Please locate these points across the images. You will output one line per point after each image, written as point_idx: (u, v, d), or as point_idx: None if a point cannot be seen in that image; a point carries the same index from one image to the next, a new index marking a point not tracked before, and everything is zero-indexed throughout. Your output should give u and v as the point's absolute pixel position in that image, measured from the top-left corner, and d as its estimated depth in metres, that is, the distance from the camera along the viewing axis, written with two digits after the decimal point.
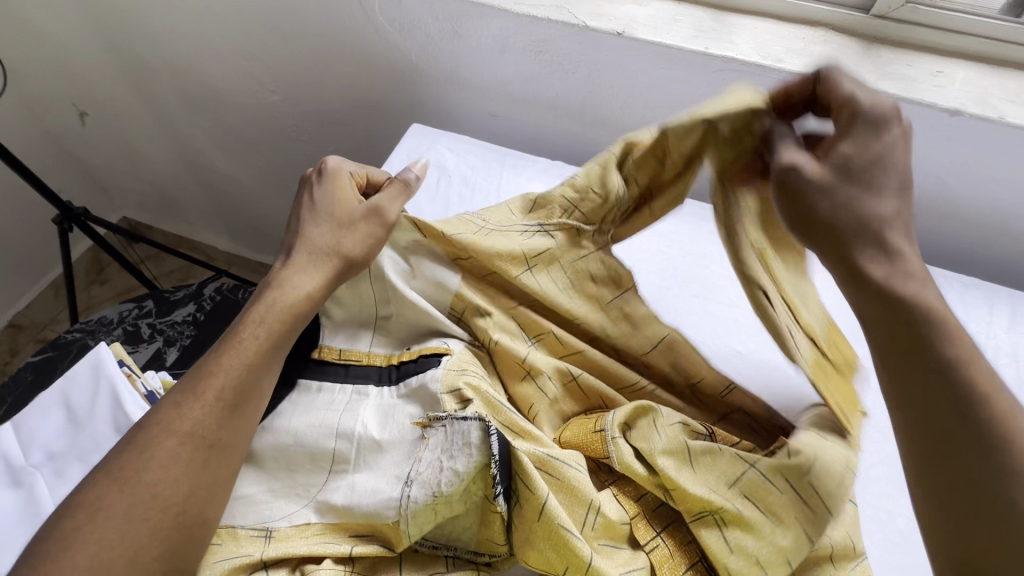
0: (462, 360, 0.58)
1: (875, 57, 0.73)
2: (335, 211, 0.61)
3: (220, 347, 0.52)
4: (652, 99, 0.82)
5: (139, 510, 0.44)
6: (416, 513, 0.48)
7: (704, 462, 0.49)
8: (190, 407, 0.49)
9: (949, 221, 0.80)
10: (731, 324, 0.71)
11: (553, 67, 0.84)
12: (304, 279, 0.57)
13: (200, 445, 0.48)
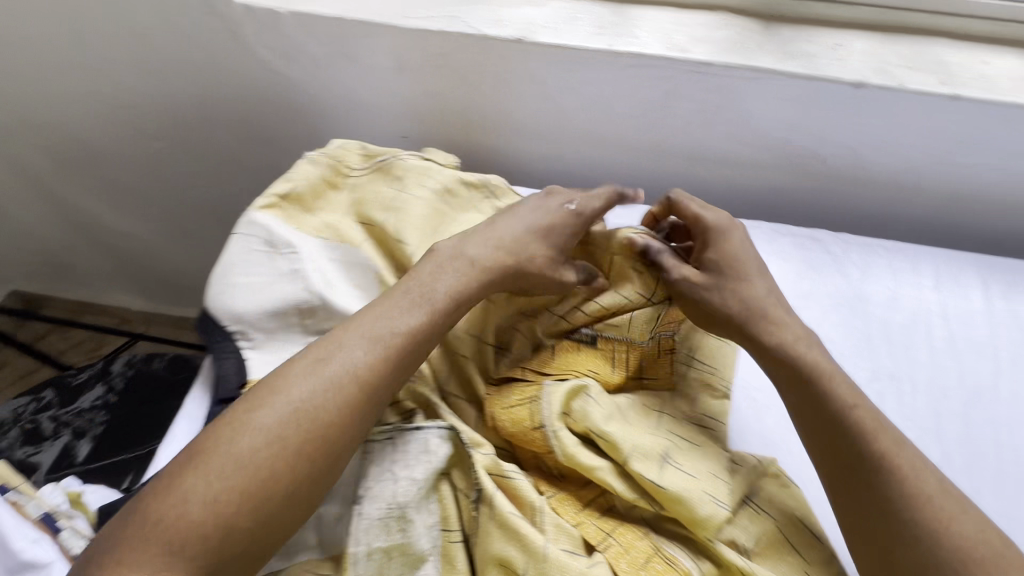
0: None
1: (776, 36, 0.73)
2: (551, 218, 0.62)
3: (414, 290, 0.53)
4: (565, 102, 0.78)
5: (314, 392, 0.46)
6: (369, 534, 0.48)
7: (635, 422, 0.54)
8: (365, 353, 0.49)
9: (868, 186, 0.81)
10: None
11: (456, 80, 0.78)
12: (485, 258, 0.57)
13: (387, 357, 0.49)
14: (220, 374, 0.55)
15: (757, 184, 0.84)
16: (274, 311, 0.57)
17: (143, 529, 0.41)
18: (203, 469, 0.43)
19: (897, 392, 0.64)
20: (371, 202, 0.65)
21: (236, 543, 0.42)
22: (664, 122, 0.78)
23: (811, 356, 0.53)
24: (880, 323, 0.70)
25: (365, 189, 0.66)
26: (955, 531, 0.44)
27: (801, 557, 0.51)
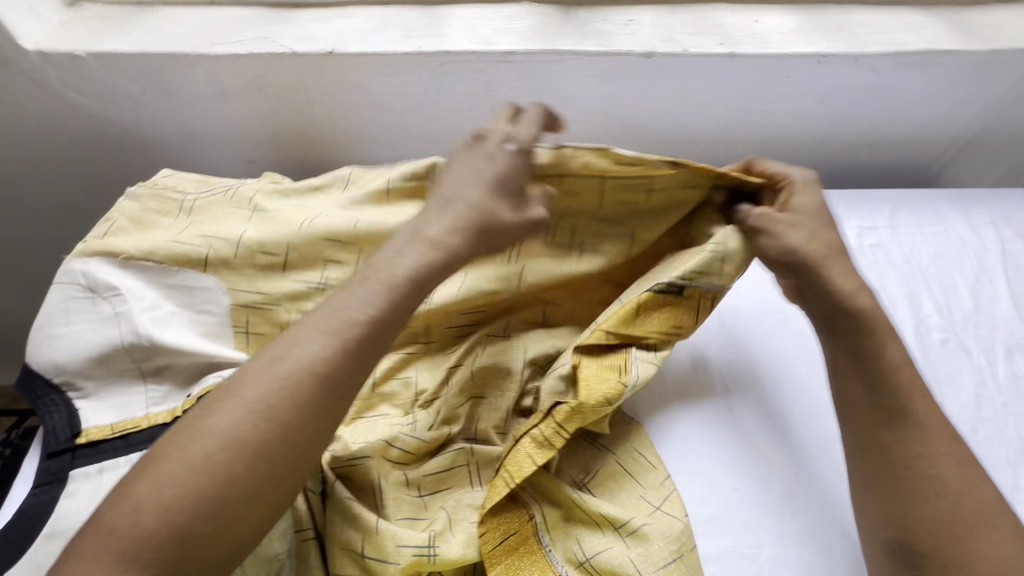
0: None
1: (574, 20, 0.78)
2: (494, 165, 0.56)
3: (368, 274, 0.50)
4: (395, 105, 0.81)
5: (271, 396, 0.44)
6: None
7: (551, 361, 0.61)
8: (325, 346, 0.46)
9: (688, 143, 0.90)
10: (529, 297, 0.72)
11: (284, 99, 0.80)
12: (442, 233, 0.53)
13: (344, 350, 0.46)
14: (50, 427, 0.56)
15: None
16: (98, 356, 0.58)
17: (91, 541, 0.40)
18: (157, 473, 0.41)
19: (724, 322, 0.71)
20: (215, 221, 0.66)
21: (192, 551, 0.40)
22: (493, 111, 0.83)
23: (874, 309, 0.55)
24: None
25: (206, 211, 0.67)
26: (954, 489, 0.48)
27: (638, 482, 0.57)
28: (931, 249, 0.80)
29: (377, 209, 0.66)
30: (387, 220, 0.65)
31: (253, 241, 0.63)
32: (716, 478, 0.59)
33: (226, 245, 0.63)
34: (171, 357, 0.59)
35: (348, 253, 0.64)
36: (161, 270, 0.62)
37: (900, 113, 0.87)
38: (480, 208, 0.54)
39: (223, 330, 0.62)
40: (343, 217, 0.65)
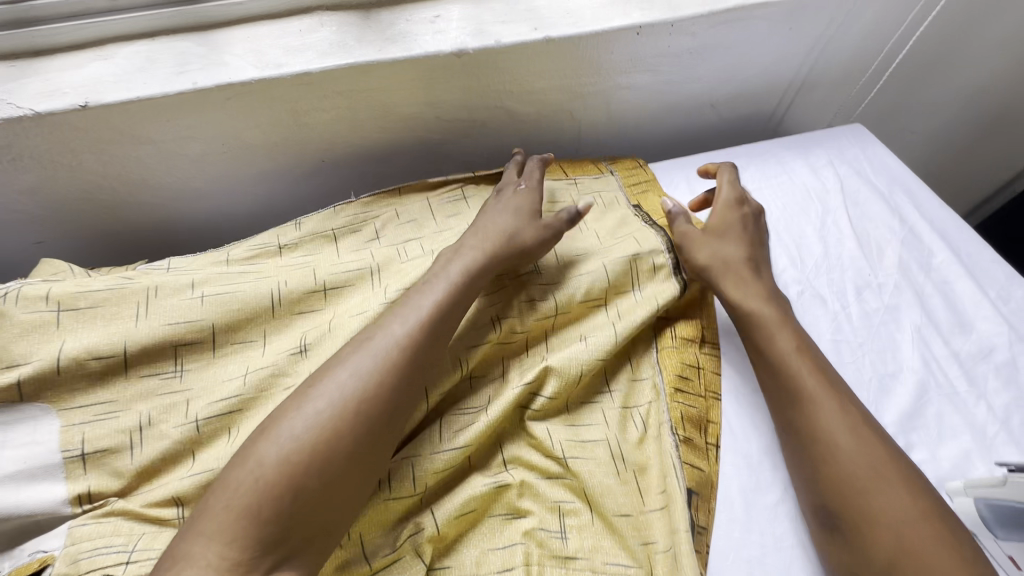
0: (73, 563, 0.47)
1: (375, 24, 0.71)
2: (506, 192, 0.70)
3: (434, 269, 0.60)
4: (191, 150, 0.71)
5: (369, 370, 0.49)
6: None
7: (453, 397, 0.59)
8: (404, 325, 0.52)
9: (534, 131, 0.86)
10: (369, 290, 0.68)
11: (50, 166, 0.67)
12: (478, 241, 0.62)
13: (422, 326, 0.52)
14: None
15: (440, 160, 0.85)
16: None
17: (212, 506, 0.42)
18: (266, 436, 0.45)
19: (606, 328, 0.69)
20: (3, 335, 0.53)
21: (304, 509, 0.42)
22: (311, 137, 0.75)
23: (755, 307, 0.62)
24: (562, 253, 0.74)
25: None
26: (847, 456, 0.52)
27: (532, 519, 0.54)
28: (778, 201, 0.81)
29: (215, 277, 0.64)
30: (233, 283, 0.64)
31: (79, 351, 0.54)
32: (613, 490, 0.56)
33: (37, 366, 0.52)
34: None
35: (169, 325, 0.58)
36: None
37: (732, 68, 0.87)
38: (495, 217, 0.66)
39: (50, 465, 0.51)
40: (178, 297, 0.60)
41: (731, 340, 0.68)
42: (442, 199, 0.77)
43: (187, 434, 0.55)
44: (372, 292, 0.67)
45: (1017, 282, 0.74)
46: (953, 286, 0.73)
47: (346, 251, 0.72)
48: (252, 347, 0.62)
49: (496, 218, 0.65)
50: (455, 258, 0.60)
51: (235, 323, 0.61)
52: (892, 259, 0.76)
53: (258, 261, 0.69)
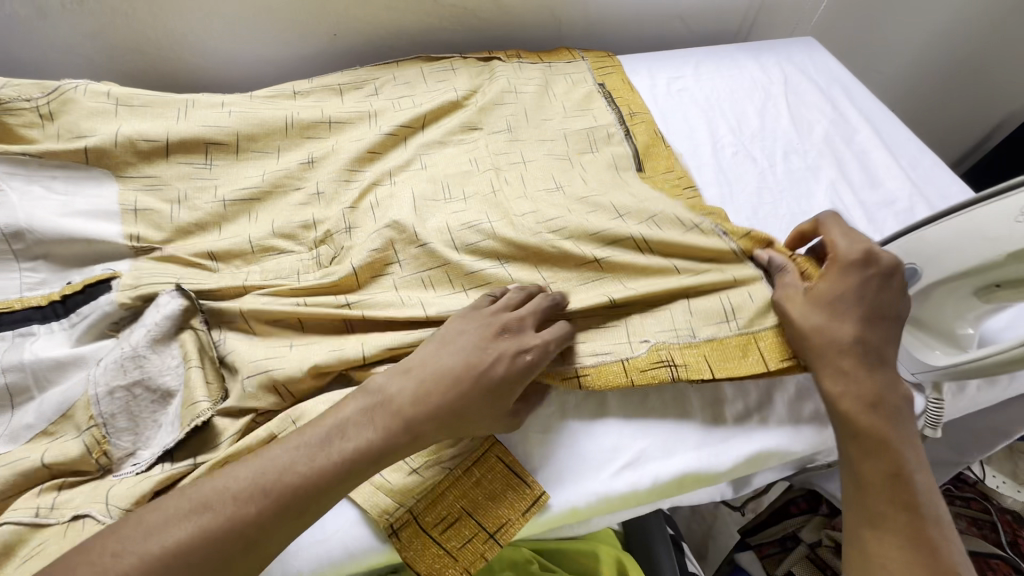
0: (135, 277, 0.61)
1: None
2: (485, 341, 0.53)
3: (332, 425, 0.47)
4: (225, 11, 0.84)
5: (193, 535, 0.39)
6: (103, 378, 0.54)
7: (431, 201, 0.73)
8: (264, 501, 0.42)
9: (520, 24, 0.98)
10: (367, 128, 0.81)
11: (110, 13, 0.81)
12: (402, 415, 0.48)
13: (284, 497, 0.43)
14: None
15: (437, 43, 0.96)
16: None
17: None
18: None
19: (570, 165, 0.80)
20: (76, 119, 0.68)
21: None
22: (326, 9, 0.87)
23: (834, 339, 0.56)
24: (534, 113, 0.86)
25: (66, 113, 0.68)
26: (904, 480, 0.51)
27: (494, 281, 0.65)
28: (728, 88, 0.93)
29: (242, 104, 0.77)
30: (255, 108, 0.77)
31: (132, 134, 0.68)
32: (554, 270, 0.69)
33: (102, 139, 0.67)
34: (48, 243, 0.62)
35: (203, 128, 0.72)
36: (37, 163, 0.65)
37: None
38: (449, 392, 0.50)
39: (110, 212, 0.65)
40: (212, 112, 0.74)
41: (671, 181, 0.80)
42: (434, 69, 0.90)
43: (214, 208, 0.69)
44: (368, 129, 0.81)
45: (925, 155, 0.86)
46: (869, 154, 0.85)
47: (350, 100, 0.85)
48: (268, 156, 0.75)
49: (451, 392, 0.50)
50: (360, 427, 0.47)
51: (259, 139, 0.75)
52: (819, 133, 0.87)
53: (276, 98, 0.82)
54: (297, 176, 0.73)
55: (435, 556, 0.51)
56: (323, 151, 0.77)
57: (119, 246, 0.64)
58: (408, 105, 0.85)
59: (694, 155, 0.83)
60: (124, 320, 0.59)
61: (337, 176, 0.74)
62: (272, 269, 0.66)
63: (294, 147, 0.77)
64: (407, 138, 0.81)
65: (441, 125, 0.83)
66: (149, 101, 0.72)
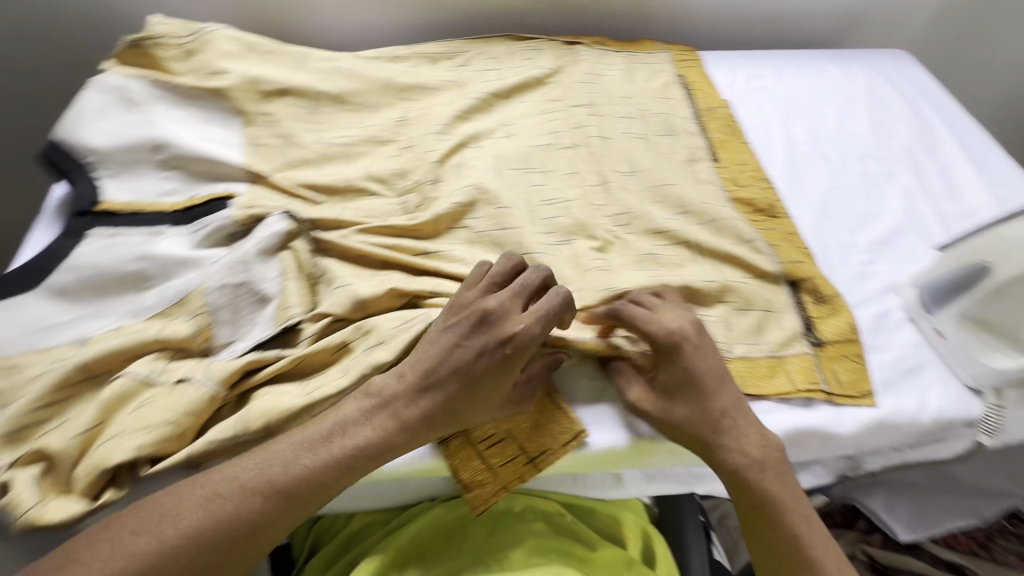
0: (249, 199, 0.70)
1: None
2: (459, 342, 0.54)
3: (330, 427, 0.52)
4: None
5: (199, 524, 0.46)
6: (217, 275, 0.61)
7: (509, 165, 0.78)
8: (259, 496, 0.48)
9: (608, 13, 1.02)
10: (457, 94, 0.88)
11: None
12: (393, 416, 0.53)
13: (278, 495, 0.48)
14: (77, 193, 0.67)
15: (527, 24, 1.02)
16: (117, 143, 0.70)
17: None
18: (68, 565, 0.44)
19: (641, 147, 0.83)
20: (211, 56, 0.78)
21: None
22: None
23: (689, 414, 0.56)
24: (613, 96, 0.90)
25: (203, 51, 0.78)
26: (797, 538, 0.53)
27: (562, 246, 0.71)
28: (808, 90, 0.94)
29: (349, 61, 0.86)
30: (360, 67, 0.85)
31: (257, 76, 0.78)
32: (617, 239, 0.72)
33: (231, 77, 0.77)
34: (177, 157, 0.71)
35: (318, 82, 0.81)
36: (180, 90, 0.74)
37: None
38: (430, 395, 0.53)
39: (233, 143, 0.75)
40: (324, 65, 0.83)
41: (741, 170, 0.81)
42: (522, 47, 0.96)
43: (317, 148, 0.77)
44: (456, 96, 0.87)
45: (1014, 173, 0.83)
46: (952, 166, 0.83)
47: (442, 68, 0.92)
48: (367, 109, 0.83)
49: (431, 397, 0.53)
50: (353, 425, 0.52)
51: (361, 93, 0.83)
52: (900, 141, 0.86)
53: (377, 58, 0.90)
54: (391, 130, 0.81)
55: (471, 469, 0.56)
56: (415, 110, 0.84)
57: (238, 170, 0.73)
58: (495, 77, 0.91)
59: (767, 149, 0.85)
60: (236, 233, 0.68)
61: (425, 134, 0.81)
62: (362, 205, 0.73)
63: (390, 103, 0.84)
64: (491, 106, 0.87)
65: (524, 99, 0.89)
66: (272, 49, 0.82)
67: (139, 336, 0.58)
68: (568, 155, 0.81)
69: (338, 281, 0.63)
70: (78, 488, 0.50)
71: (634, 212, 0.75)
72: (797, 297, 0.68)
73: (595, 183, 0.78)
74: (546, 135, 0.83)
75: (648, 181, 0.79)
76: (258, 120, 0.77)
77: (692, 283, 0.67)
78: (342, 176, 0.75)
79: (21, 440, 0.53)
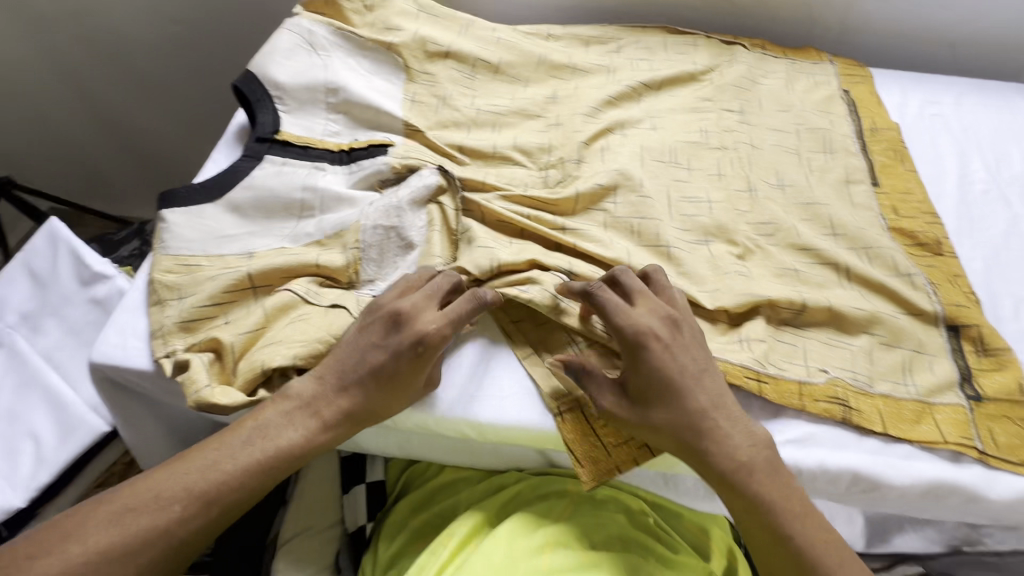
0: (405, 150, 0.73)
1: None
2: (377, 338, 0.55)
3: (236, 437, 0.52)
4: None
5: (156, 521, 0.47)
6: (372, 215, 0.65)
7: (654, 157, 0.77)
8: (222, 488, 0.50)
9: (773, 17, 0.97)
10: (608, 79, 0.87)
11: None
12: (317, 416, 0.53)
13: (234, 487, 0.50)
14: (260, 121, 0.73)
15: (685, 19, 0.99)
16: (300, 82, 0.76)
17: None
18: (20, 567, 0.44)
19: (794, 159, 0.79)
20: (389, 13, 0.82)
21: None
22: None
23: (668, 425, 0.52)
24: (769, 102, 0.86)
25: (382, 8, 0.83)
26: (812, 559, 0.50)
27: (700, 245, 0.69)
28: (991, 124, 0.85)
29: (509, 33, 0.88)
30: (519, 40, 0.87)
31: (426, 36, 0.81)
32: (759, 247, 0.69)
33: (404, 34, 0.81)
34: (347, 102, 0.76)
35: (479, 49, 0.84)
36: (358, 42, 0.80)
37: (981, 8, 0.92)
38: (363, 381, 0.54)
39: (395, 96, 0.79)
40: (487, 35, 0.86)
41: (905, 199, 0.75)
42: (678, 41, 0.94)
43: (470, 112, 0.79)
44: (606, 81, 0.87)
45: None
46: None
47: (595, 52, 0.92)
48: (520, 81, 0.84)
49: (364, 384, 0.54)
50: (278, 425, 0.53)
51: (517, 66, 0.85)
52: None
53: (534, 34, 0.91)
54: (541, 105, 0.82)
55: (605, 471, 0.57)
56: (566, 89, 0.85)
57: (397, 122, 0.77)
58: (648, 67, 0.89)
59: (937, 182, 0.78)
60: (389, 180, 0.72)
61: (573, 114, 0.81)
62: (505, 172, 0.75)
63: (543, 79, 0.85)
64: (641, 95, 0.85)
65: (675, 92, 0.87)
66: (442, 13, 0.85)
67: (300, 258, 0.63)
68: (715, 155, 0.78)
69: (481, 240, 0.65)
70: (240, 381, 0.56)
71: (780, 223, 0.71)
72: (956, 342, 0.63)
73: (741, 187, 0.75)
74: (695, 133, 0.80)
75: (798, 195, 0.75)
76: (420, 79, 0.80)
77: (839, 307, 0.63)
78: (490, 142, 0.77)
79: (194, 330, 0.60)
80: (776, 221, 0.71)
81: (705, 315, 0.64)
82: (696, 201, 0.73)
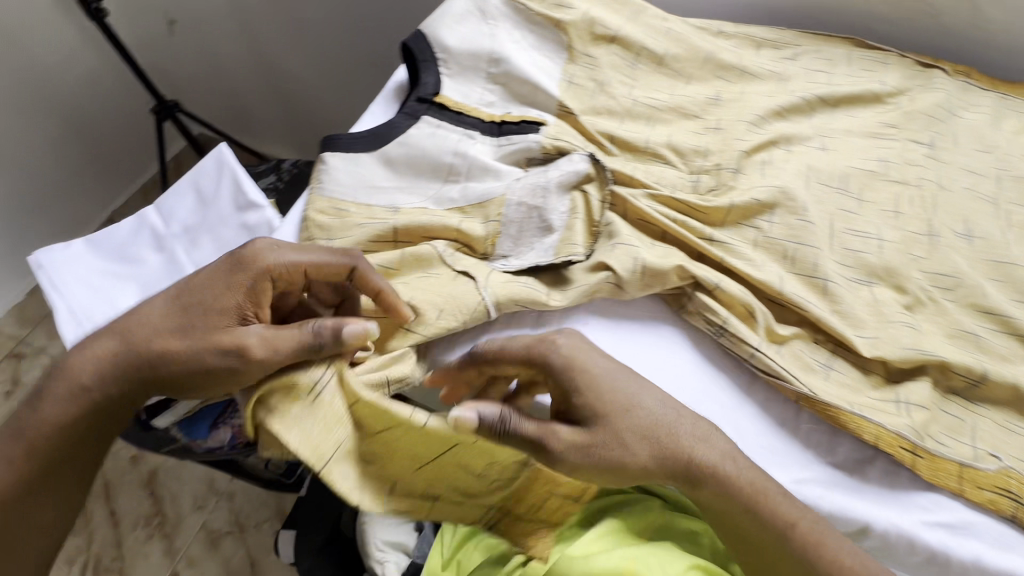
0: (557, 131, 0.72)
1: None
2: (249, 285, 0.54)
3: (130, 339, 0.55)
4: None
5: (61, 413, 0.56)
6: (518, 191, 0.65)
7: (822, 178, 0.70)
8: (93, 383, 0.55)
9: (986, 43, 0.85)
10: (779, 87, 0.80)
11: None
12: (213, 342, 0.53)
13: (96, 381, 0.55)
14: (423, 81, 0.75)
15: (875, 33, 0.89)
16: (466, 48, 0.76)
17: None
18: None
19: (990, 208, 0.69)
20: None
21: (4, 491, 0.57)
22: None
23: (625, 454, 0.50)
24: (967, 139, 0.75)
25: None
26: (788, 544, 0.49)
27: (861, 285, 0.62)
28: None
29: (679, 24, 0.83)
30: (689, 32, 0.82)
31: (596, 18, 0.79)
32: (933, 300, 0.61)
33: (574, 13, 0.79)
34: (507, 75, 0.76)
35: (646, 37, 0.80)
36: (527, 15, 0.79)
37: None
38: (259, 328, 0.53)
39: (554, 75, 0.77)
40: (657, 23, 0.82)
41: None
42: (865, 56, 0.84)
43: (627, 102, 0.76)
44: (777, 89, 0.80)
45: None
46: None
47: (768, 56, 0.85)
48: (683, 77, 0.80)
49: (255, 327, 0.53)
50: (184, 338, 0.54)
51: (683, 60, 0.80)
52: None
53: (704, 29, 0.85)
54: (702, 104, 0.77)
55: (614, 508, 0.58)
56: (732, 92, 0.79)
57: (553, 102, 0.75)
58: (827, 81, 0.81)
59: None
60: (537, 158, 0.71)
61: (736, 119, 0.75)
62: (655, 170, 0.71)
63: (707, 78, 0.80)
64: (814, 110, 0.78)
65: (853, 112, 0.78)
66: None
67: (443, 220, 0.64)
68: (893, 188, 0.70)
69: (625, 236, 0.63)
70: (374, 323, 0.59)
71: (963, 278, 0.63)
72: None
73: (921, 230, 0.66)
74: (873, 160, 0.72)
75: (988, 250, 0.65)
76: (582, 61, 0.78)
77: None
78: (644, 135, 0.74)
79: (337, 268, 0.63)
80: (959, 275, 0.63)
81: (858, 363, 0.58)
82: (865, 236, 0.66)
